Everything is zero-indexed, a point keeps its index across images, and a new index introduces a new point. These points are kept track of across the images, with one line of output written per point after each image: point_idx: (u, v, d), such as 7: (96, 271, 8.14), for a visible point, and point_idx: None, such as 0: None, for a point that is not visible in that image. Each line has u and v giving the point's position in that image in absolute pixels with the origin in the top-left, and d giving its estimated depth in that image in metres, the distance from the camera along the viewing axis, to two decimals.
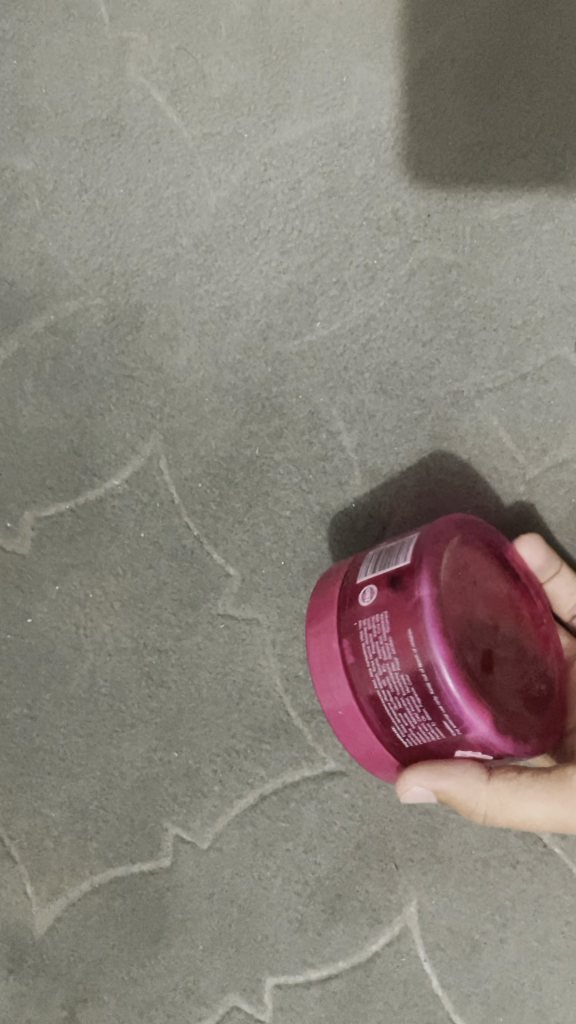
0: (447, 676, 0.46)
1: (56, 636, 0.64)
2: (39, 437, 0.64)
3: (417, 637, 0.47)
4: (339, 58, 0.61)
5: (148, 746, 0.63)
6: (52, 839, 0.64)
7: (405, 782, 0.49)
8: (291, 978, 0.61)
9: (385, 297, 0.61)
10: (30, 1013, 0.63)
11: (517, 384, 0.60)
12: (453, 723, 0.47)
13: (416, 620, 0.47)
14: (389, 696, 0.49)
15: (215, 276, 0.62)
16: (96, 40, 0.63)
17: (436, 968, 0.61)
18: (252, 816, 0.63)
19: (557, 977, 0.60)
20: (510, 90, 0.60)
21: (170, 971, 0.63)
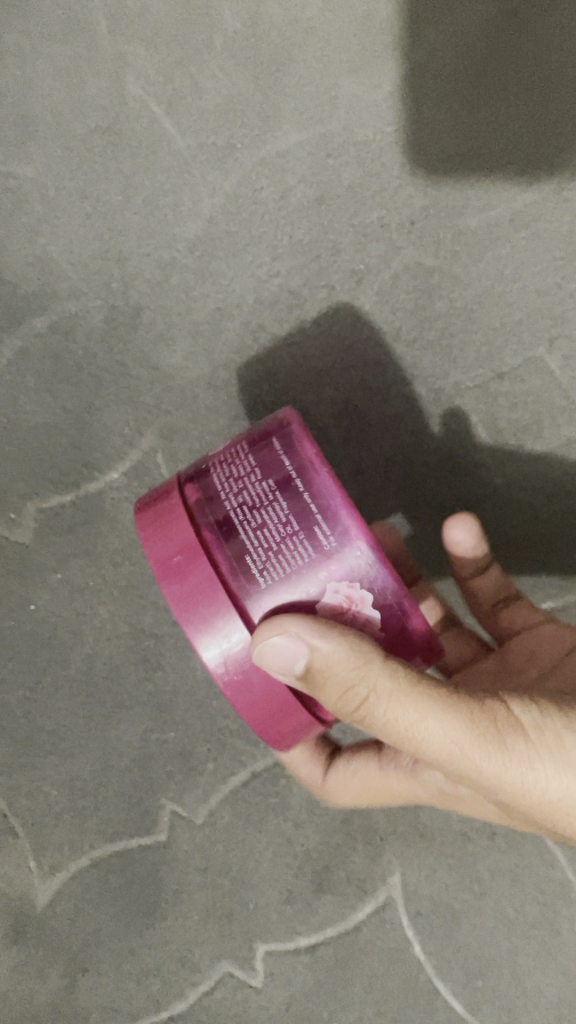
0: (328, 487, 0.45)
1: (58, 621, 0.67)
2: (41, 433, 0.67)
3: (294, 457, 0.47)
4: (328, 71, 0.64)
5: (146, 725, 0.67)
6: (54, 814, 0.67)
7: (271, 632, 0.42)
8: (281, 946, 0.65)
9: (371, 299, 0.64)
10: (31, 980, 0.66)
11: (494, 384, 0.64)
12: (331, 544, 0.44)
13: (292, 448, 0.47)
14: (259, 534, 0.45)
15: (209, 279, 0.66)
16: (95, 52, 0.66)
17: (418, 935, 0.64)
18: (244, 793, 0.66)
19: (532, 940, 0.64)
20: (489, 104, 0.63)
21: (167, 940, 0.66)
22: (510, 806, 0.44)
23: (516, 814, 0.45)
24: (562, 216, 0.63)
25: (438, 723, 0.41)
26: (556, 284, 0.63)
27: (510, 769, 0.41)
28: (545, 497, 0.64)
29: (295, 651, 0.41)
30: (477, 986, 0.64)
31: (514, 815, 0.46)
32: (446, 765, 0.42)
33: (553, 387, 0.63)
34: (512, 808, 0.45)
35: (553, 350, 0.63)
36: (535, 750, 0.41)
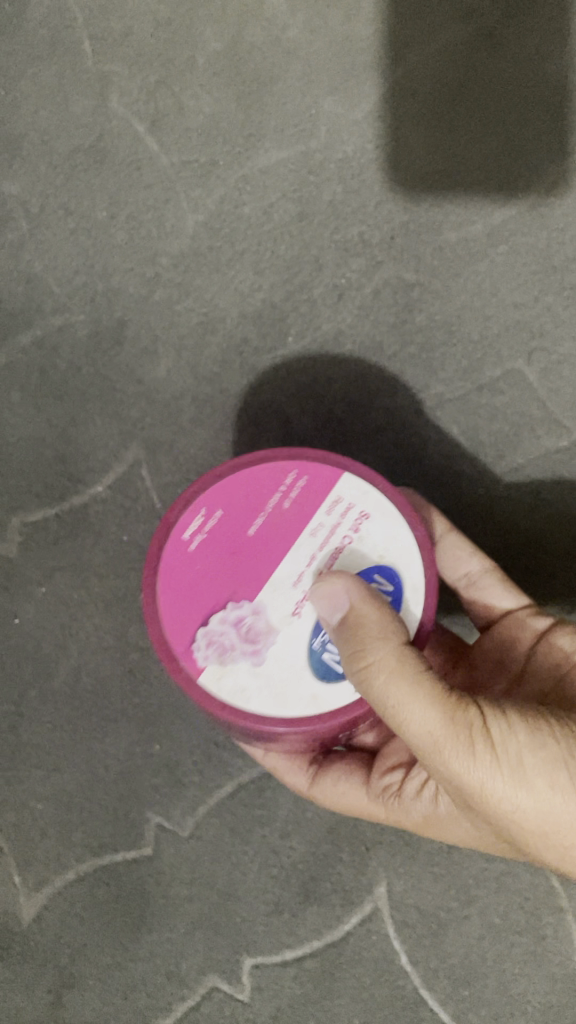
0: None
1: (43, 633, 0.67)
2: (26, 447, 0.67)
3: None
4: (309, 92, 0.66)
5: (132, 738, 0.67)
6: (39, 829, 0.67)
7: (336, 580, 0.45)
8: (268, 959, 0.65)
9: (352, 314, 0.65)
10: (16, 999, 0.66)
11: (474, 395, 0.65)
12: None
13: None
14: None
15: (193, 294, 0.66)
16: (80, 72, 0.67)
17: (405, 946, 0.65)
18: (230, 805, 0.67)
19: (518, 949, 0.64)
20: (465, 126, 0.65)
21: (153, 954, 0.66)
22: (557, 755, 0.41)
23: (539, 756, 0.41)
24: (539, 232, 0.65)
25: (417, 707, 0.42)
26: (533, 298, 0.64)
27: (474, 770, 0.41)
28: (527, 506, 0.64)
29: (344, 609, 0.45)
30: (465, 995, 0.64)
31: (540, 774, 0.41)
32: (425, 754, 0.43)
33: (532, 399, 0.64)
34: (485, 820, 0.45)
35: (532, 362, 0.64)
36: (497, 760, 0.41)
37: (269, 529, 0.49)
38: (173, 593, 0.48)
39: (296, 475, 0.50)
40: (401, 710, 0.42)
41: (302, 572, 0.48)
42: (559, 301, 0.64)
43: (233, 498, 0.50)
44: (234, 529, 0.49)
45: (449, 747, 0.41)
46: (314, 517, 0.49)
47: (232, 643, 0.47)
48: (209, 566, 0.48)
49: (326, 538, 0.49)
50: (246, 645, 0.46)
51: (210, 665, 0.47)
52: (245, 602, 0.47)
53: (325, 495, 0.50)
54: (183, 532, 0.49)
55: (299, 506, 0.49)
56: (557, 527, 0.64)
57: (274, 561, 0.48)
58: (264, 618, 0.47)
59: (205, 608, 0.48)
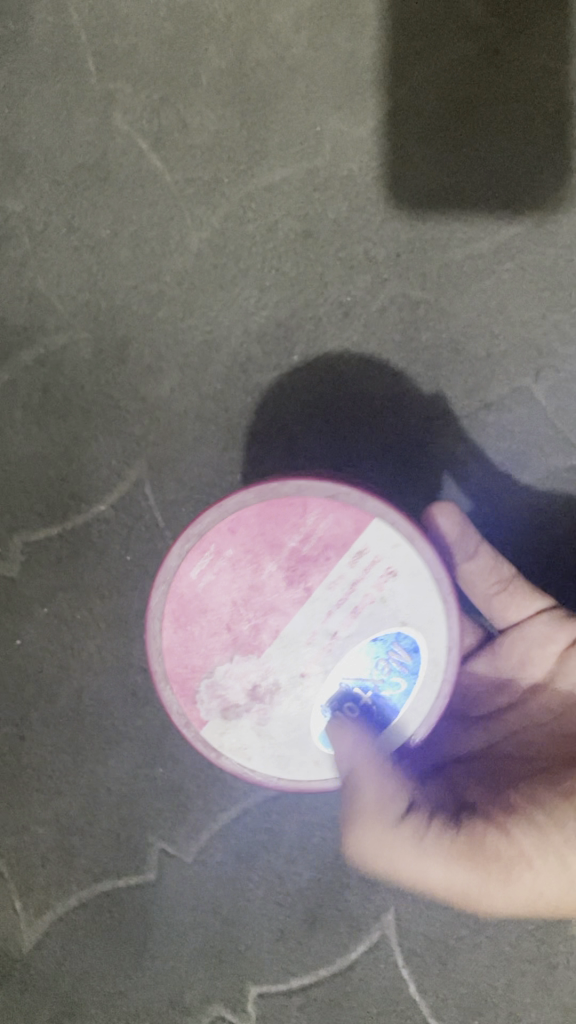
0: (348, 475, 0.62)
1: (45, 654, 0.67)
2: (28, 466, 0.67)
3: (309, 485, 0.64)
4: (314, 108, 0.65)
5: (134, 760, 0.66)
6: (40, 854, 0.66)
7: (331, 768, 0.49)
8: (273, 988, 0.64)
9: (358, 331, 0.65)
10: None
11: (481, 413, 0.64)
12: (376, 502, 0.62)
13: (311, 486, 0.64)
14: None
15: (197, 311, 0.66)
16: (83, 89, 0.67)
17: (413, 974, 0.64)
18: (234, 829, 0.65)
19: (528, 978, 0.63)
20: (471, 143, 0.65)
21: (157, 983, 0.65)
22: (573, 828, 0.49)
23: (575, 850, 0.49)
24: (546, 249, 0.64)
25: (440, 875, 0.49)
26: (540, 316, 0.64)
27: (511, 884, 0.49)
28: (534, 526, 0.64)
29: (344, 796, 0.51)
30: None
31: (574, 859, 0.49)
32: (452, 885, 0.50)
33: (540, 417, 0.64)
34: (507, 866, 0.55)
35: (540, 380, 0.64)
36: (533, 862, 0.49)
37: (281, 579, 0.49)
38: (184, 634, 0.50)
39: (321, 517, 0.48)
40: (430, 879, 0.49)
41: (315, 633, 0.49)
42: (566, 318, 0.64)
43: (243, 536, 0.49)
44: (245, 579, 0.49)
45: (487, 879, 0.49)
46: (336, 574, 0.49)
47: (240, 699, 0.51)
48: (214, 612, 0.49)
49: (345, 600, 0.49)
50: (250, 704, 0.51)
51: (213, 717, 0.52)
52: (252, 658, 0.50)
53: (350, 545, 0.49)
54: (191, 569, 0.49)
55: (319, 555, 0.49)
56: (568, 545, 0.64)
57: (286, 617, 0.49)
58: (271, 677, 0.50)
59: (211, 652, 0.50)
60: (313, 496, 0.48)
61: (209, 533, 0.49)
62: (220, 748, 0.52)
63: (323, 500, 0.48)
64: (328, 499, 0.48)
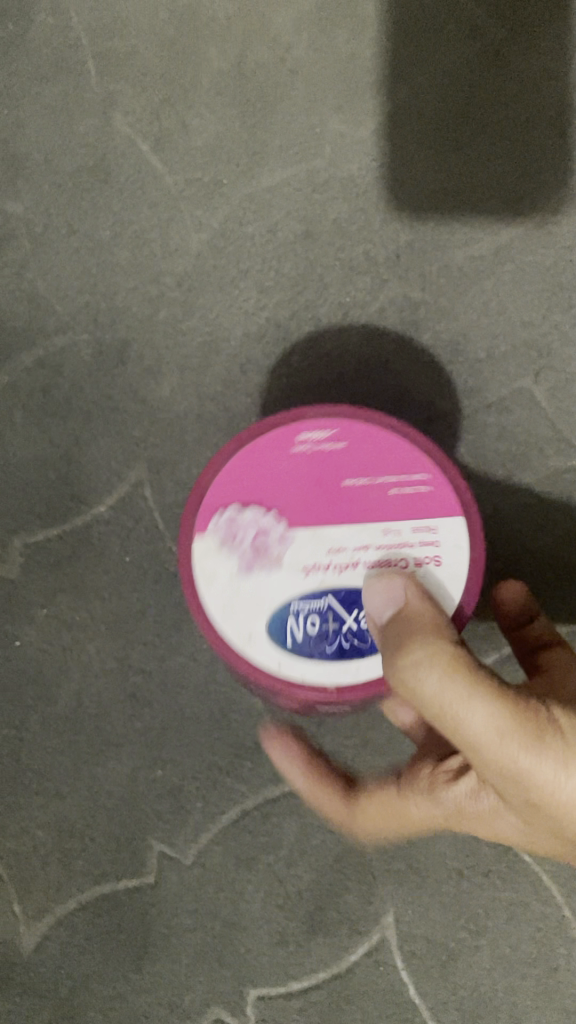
0: None
1: (44, 656, 0.66)
2: (28, 467, 0.67)
3: None
4: (313, 110, 0.65)
5: (134, 762, 0.66)
6: (39, 856, 0.66)
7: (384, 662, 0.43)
8: (273, 991, 0.64)
9: (358, 333, 0.65)
10: None
11: (481, 414, 0.64)
12: None
13: None
14: None
15: (197, 313, 0.66)
16: (83, 91, 0.67)
17: (413, 977, 0.63)
18: (234, 832, 0.65)
19: (529, 981, 0.63)
20: (471, 144, 0.65)
21: (156, 986, 0.64)
22: None
23: None
24: (546, 250, 0.64)
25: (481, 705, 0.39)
26: (540, 317, 0.64)
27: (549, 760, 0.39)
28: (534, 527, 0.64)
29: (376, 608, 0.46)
30: None
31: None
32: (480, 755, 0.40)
33: (540, 418, 0.64)
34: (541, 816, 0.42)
35: (540, 381, 0.64)
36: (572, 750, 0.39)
37: (350, 496, 0.50)
38: (252, 459, 0.51)
39: (422, 479, 0.51)
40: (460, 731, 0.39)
41: (343, 549, 0.49)
42: (566, 319, 0.64)
43: (358, 440, 0.51)
44: (325, 471, 0.51)
45: (523, 731, 0.39)
46: (390, 522, 0.50)
47: (237, 557, 0.50)
48: (285, 475, 0.51)
49: (382, 541, 0.49)
50: (248, 553, 0.50)
51: (213, 532, 0.50)
52: (278, 526, 0.50)
53: (426, 517, 0.50)
54: (305, 434, 0.51)
55: (395, 503, 0.50)
56: (568, 548, 0.63)
57: (327, 517, 0.50)
58: (282, 546, 0.49)
59: (246, 497, 0.51)
60: (428, 456, 0.51)
61: (366, 432, 0.51)
62: (189, 571, 0.50)
63: (445, 473, 0.51)
64: (457, 484, 0.51)
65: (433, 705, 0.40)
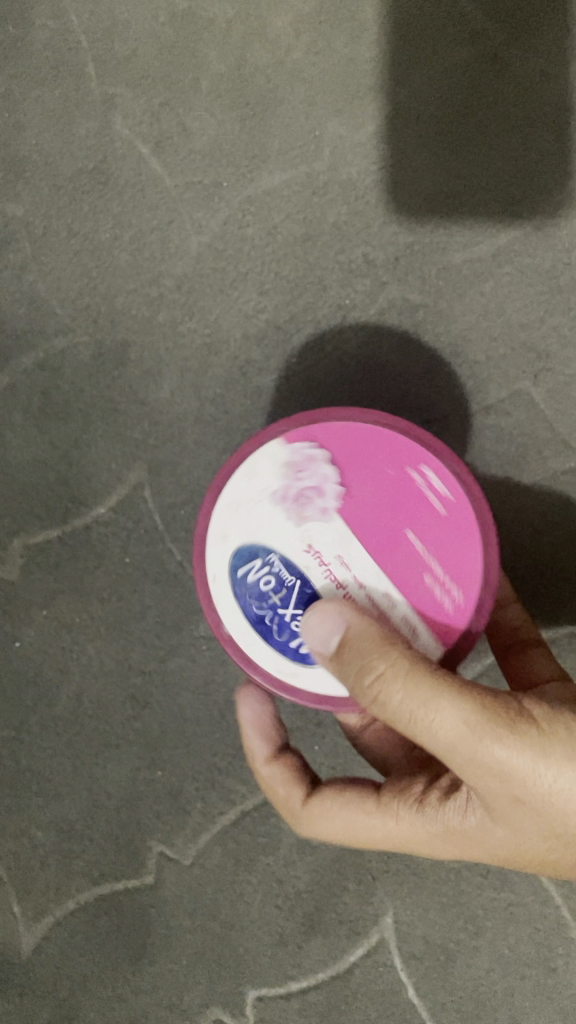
0: None
1: (44, 657, 0.67)
2: (27, 469, 0.67)
3: None
4: (313, 114, 0.66)
5: (133, 763, 0.66)
6: (39, 857, 0.66)
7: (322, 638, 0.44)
8: (272, 991, 0.64)
9: (357, 335, 0.65)
10: None
11: (480, 416, 0.64)
12: None
13: None
14: None
15: (197, 315, 0.66)
16: (83, 93, 0.67)
17: (412, 978, 0.63)
18: (233, 833, 0.65)
19: (527, 982, 0.63)
20: (469, 147, 0.65)
21: (156, 986, 0.65)
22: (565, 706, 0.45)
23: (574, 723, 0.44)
24: (545, 252, 0.64)
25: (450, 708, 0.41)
26: (539, 319, 0.64)
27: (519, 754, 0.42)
28: (533, 529, 0.64)
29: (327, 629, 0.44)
30: None
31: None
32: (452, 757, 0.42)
33: (539, 420, 0.64)
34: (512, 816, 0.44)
35: (539, 383, 0.64)
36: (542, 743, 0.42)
37: (393, 542, 0.48)
38: (380, 443, 0.50)
39: (457, 593, 0.48)
40: (433, 732, 0.41)
41: (345, 571, 0.48)
42: (565, 321, 0.64)
43: (444, 522, 0.49)
44: (402, 499, 0.49)
45: (495, 725, 0.41)
46: (389, 587, 0.48)
47: (285, 480, 0.50)
48: (381, 478, 0.49)
49: (365, 592, 0.48)
50: (298, 497, 0.49)
51: (306, 451, 0.50)
52: (333, 505, 0.49)
53: (423, 615, 0.48)
54: (432, 473, 0.49)
55: (414, 581, 0.48)
56: (565, 551, 0.64)
57: (359, 530, 0.49)
58: (318, 522, 0.49)
59: (336, 450, 0.50)
60: (482, 589, 0.49)
61: (471, 518, 0.49)
62: (253, 448, 0.51)
63: (477, 611, 0.49)
64: (477, 625, 0.49)
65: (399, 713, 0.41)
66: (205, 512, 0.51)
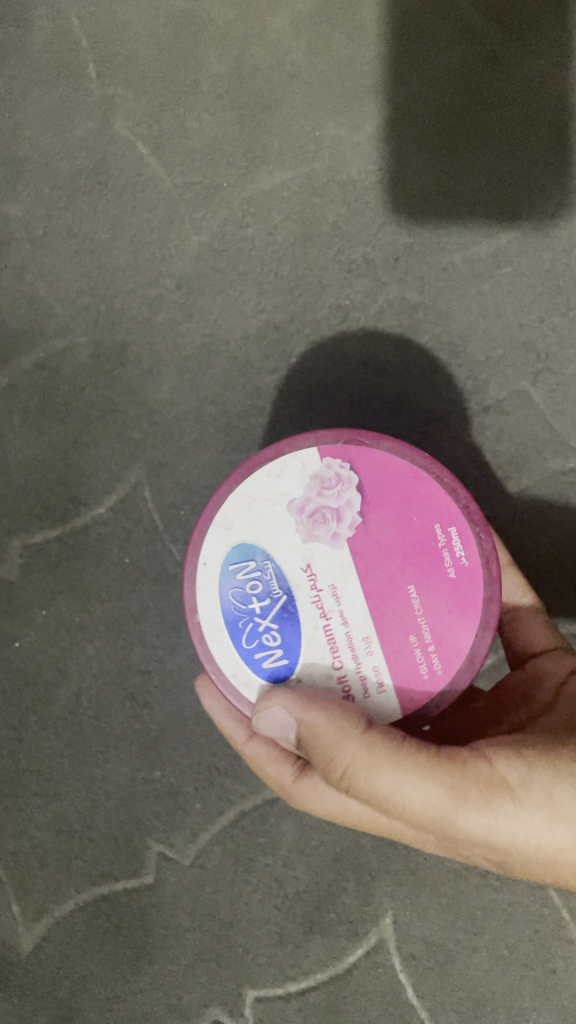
0: None
1: (43, 657, 0.67)
2: (27, 469, 0.67)
3: None
4: (312, 114, 0.66)
5: (132, 763, 0.66)
6: (38, 857, 0.66)
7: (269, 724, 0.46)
8: (271, 992, 0.64)
9: (356, 335, 0.65)
10: None
11: (480, 416, 0.64)
12: None
13: None
14: None
15: (196, 315, 0.66)
16: (83, 94, 0.67)
17: (411, 978, 0.63)
18: (233, 833, 0.65)
19: (527, 982, 0.63)
20: (469, 148, 0.65)
21: (155, 987, 0.65)
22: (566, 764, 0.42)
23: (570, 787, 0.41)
24: (544, 253, 0.64)
25: (412, 787, 0.42)
26: (538, 319, 0.64)
27: (494, 824, 0.41)
28: (532, 529, 0.64)
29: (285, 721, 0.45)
30: None
31: (562, 788, 0.41)
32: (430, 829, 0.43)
33: (538, 420, 0.64)
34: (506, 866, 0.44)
35: (538, 383, 0.64)
36: (520, 810, 0.41)
37: (389, 587, 0.48)
38: (411, 492, 0.49)
39: (436, 651, 0.48)
40: (402, 810, 0.43)
41: (332, 601, 0.48)
42: (564, 322, 0.64)
43: (447, 588, 0.48)
44: (412, 551, 0.49)
45: (462, 798, 0.42)
46: (369, 637, 0.48)
47: (309, 494, 0.49)
48: (399, 523, 0.49)
49: (345, 631, 0.48)
50: (313, 515, 0.48)
51: (333, 472, 0.49)
52: (343, 533, 0.48)
53: (395, 664, 0.48)
54: (453, 538, 0.49)
55: (397, 627, 0.48)
56: (566, 550, 0.64)
57: (357, 563, 0.48)
58: (323, 547, 0.48)
59: (366, 478, 0.49)
60: (466, 658, 0.48)
61: (475, 593, 0.49)
62: (290, 447, 0.50)
63: (454, 677, 0.48)
64: (447, 701, 0.48)
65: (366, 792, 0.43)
66: (219, 490, 0.50)
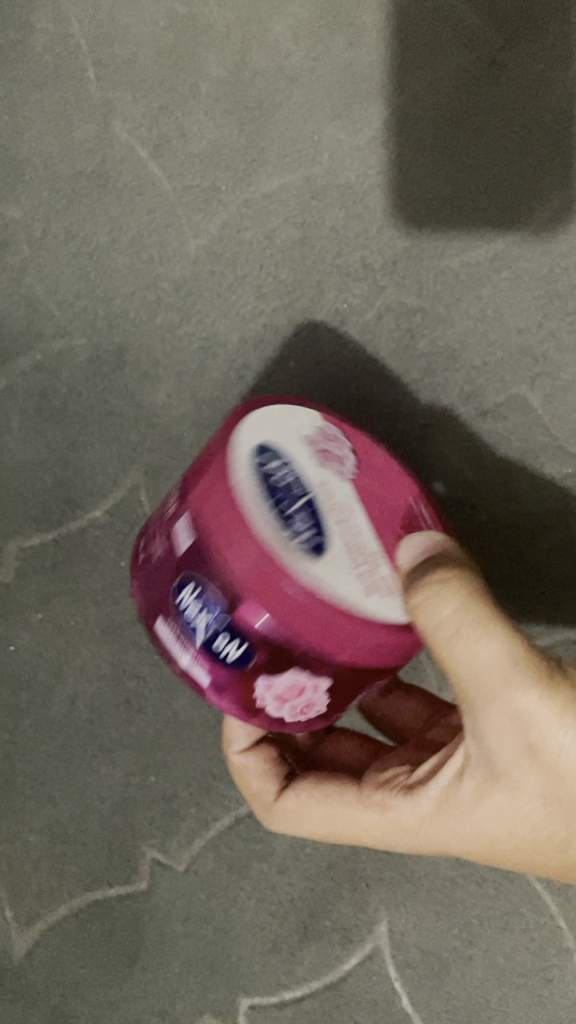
0: None
1: (38, 660, 0.66)
2: (24, 471, 0.67)
3: None
4: (311, 119, 0.66)
5: (127, 769, 0.65)
6: (31, 862, 0.66)
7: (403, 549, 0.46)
8: (265, 999, 0.63)
9: (354, 339, 0.65)
10: None
11: (478, 421, 0.64)
12: None
13: None
14: None
15: (194, 318, 0.66)
16: (83, 98, 0.67)
17: (406, 986, 0.63)
18: (227, 839, 0.65)
19: (522, 991, 0.63)
20: (467, 153, 0.65)
21: (148, 994, 0.64)
22: None
23: None
24: (543, 257, 0.64)
25: (497, 641, 0.42)
26: (537, 323, 0.64)
27: (546, 705, 0.43)
28: (530, 534, 0.65)
29: (414, 555, 0.46)
30: None
31: None
32: (483, 690, 0.43)
33: (536, 425, 0.64)
34: (519, 776, 0.45)
35: (536, 388, 0.64)
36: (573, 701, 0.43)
37: (376, 521, 0.48)
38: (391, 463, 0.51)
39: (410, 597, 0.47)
40: (482, 655, 0.42)
41: (328, 510, 0.47)
42: (563, 326, 0.64)
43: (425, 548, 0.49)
44: (395, 505, 0.49)
45: (534, 676, 0.43)
46: (364, 555, 0.46)
47: (317, 430, 0.50)
48: (387, 479, 0.50)
49: (341, 540, 0.46)
50: (317, 442, 0.49)
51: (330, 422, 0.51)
52: (337, 464, 0.48)
53: (380, 590, 0.46)
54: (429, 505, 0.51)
55: (377, 557, 0.47)
56: (564, 554, 0.65)
57: (352, 490, 0.48)
58: (324, 463, 0.48)
59: (356, 436, 0.51)
60: None
61: None
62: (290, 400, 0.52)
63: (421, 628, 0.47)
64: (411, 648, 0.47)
65: (454, 635, 0.43)
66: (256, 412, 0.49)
